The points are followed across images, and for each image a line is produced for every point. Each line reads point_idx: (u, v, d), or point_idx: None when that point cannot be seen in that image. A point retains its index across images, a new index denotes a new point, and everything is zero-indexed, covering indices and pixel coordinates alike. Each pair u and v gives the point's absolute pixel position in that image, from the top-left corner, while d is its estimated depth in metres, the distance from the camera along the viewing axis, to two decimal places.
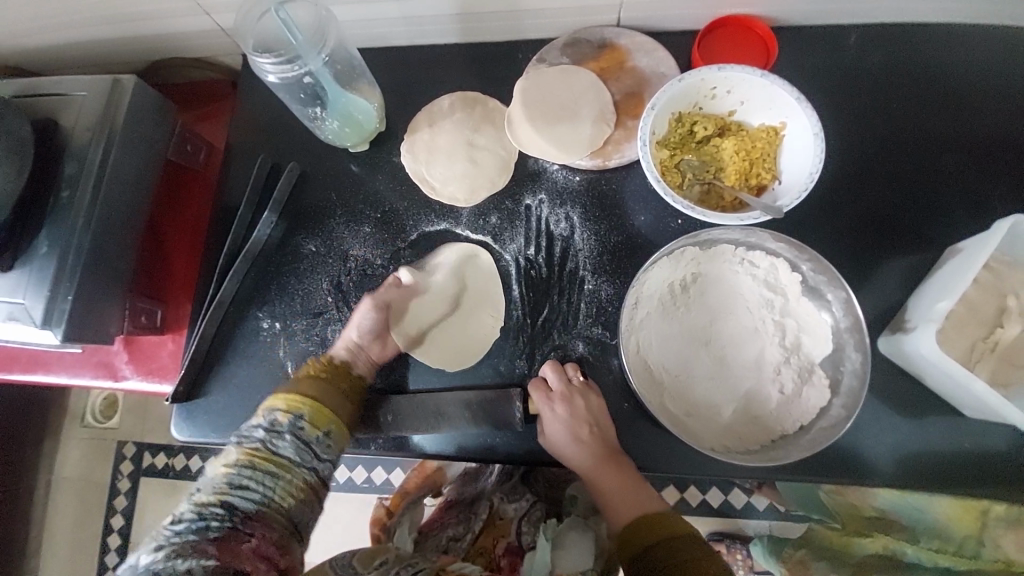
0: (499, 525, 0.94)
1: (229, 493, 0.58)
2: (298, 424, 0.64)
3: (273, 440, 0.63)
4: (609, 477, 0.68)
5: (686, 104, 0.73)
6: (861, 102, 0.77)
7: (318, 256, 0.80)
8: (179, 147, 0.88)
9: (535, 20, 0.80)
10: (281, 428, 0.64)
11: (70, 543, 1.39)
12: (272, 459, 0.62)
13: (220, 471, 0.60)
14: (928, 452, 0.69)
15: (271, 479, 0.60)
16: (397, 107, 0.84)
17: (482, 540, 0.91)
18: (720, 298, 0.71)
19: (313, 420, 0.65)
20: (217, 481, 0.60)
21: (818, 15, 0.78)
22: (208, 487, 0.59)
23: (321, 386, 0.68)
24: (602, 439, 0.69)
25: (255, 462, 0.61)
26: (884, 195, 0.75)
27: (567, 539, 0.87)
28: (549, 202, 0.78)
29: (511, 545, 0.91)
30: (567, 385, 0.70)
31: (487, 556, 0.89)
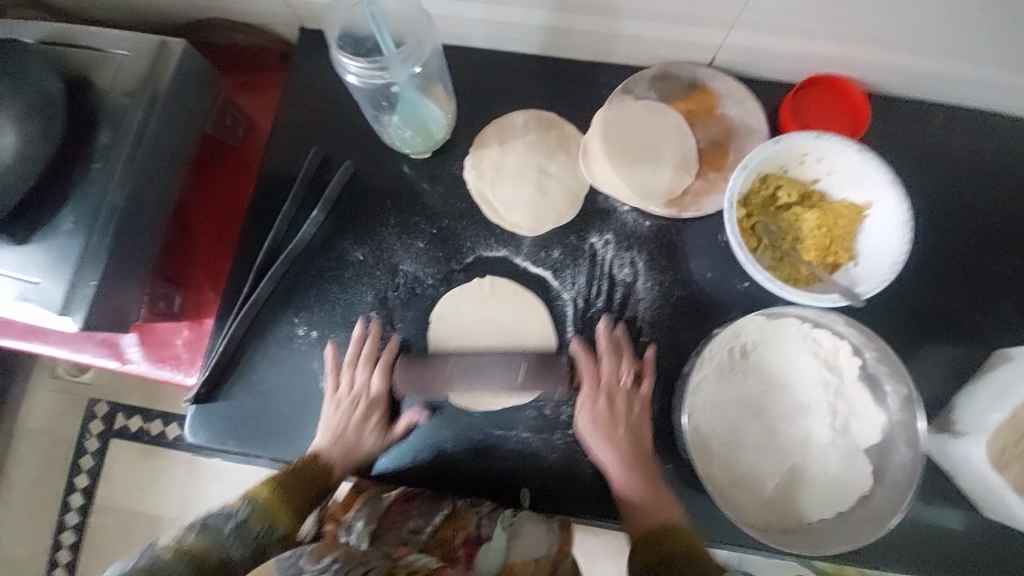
0: (460, 515, 0.69)
1: (154, 573, 0.53)
2: (243, 513, 0.62)
3: (217, 527, 0.60)
4: (633, 477, 0.66)
5: (774, 167, 0.70)
6: (940, 187, 0.76)
7: (364, 267, 0.75)
8: (219, 119, 0.80)
9: (627, 47, 0.75)
10: (222, 523, 0.60)
11: (27, 497, 1.31)
12: (215, 554, 0.57)
13: (168, 548, 0.56)
14: (946, 546, 0.71)
15: (194, 572, 0.55)
16: (466, 116, 0.79)
17: (441, 531, 0.67)
18: (777, 371, 0.70)
19: (261, 515, 0.62)
20: (155, 555, 0.55)
21: (915, 91, 0.75)
22: (155, 555, 0.55)
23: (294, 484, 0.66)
24: (637, 440, 0.69)
25: (192, 555, 0.56)
26: (948, 287, 0.74)
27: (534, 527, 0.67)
28: (616, 244, 0.75)
29: (471, 538, 0.67)
30: (613, 380, 0.71)
31: (444, 549, 0.66)
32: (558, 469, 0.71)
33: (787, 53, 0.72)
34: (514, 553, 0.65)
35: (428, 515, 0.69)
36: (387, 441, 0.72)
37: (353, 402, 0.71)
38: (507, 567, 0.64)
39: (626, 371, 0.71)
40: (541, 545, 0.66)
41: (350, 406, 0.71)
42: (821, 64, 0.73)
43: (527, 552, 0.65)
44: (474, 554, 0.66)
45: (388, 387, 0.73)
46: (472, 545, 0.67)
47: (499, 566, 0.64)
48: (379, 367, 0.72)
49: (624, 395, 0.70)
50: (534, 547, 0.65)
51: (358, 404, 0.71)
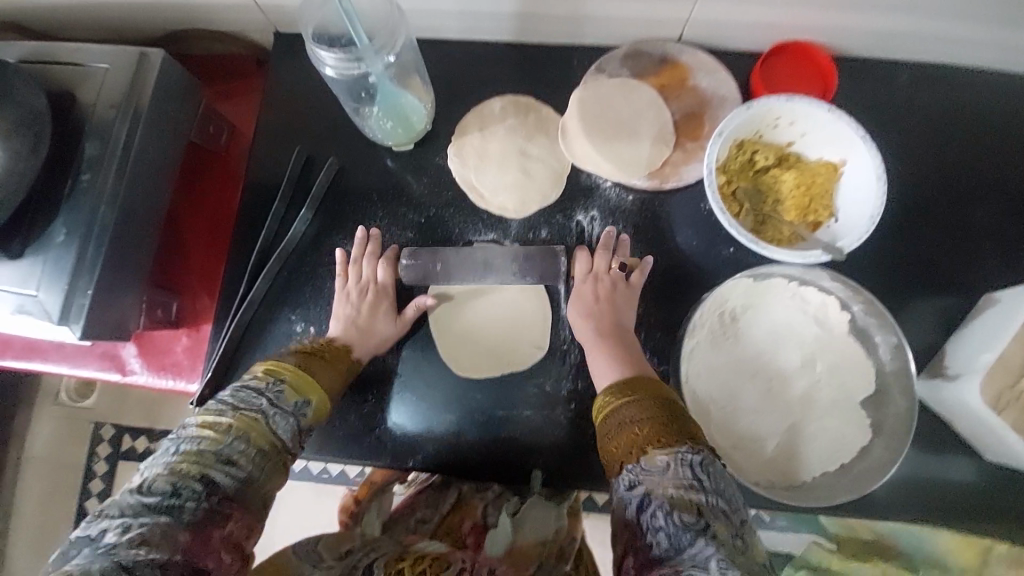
0: (466, 506, 0.77)
1: (203, 451, 0.50)
2: (271, 423, 0.55)
3: (254, 405, 0.55)
4: (613, 348, 0.67)
5: (749, 132, 0.72)
6: (911, 142, 0.78)
7: (356, 259, 0.77)
8: (203, 127, 0.81)
9: (598, 28, 0.77)
10: (258, 398, 0.56)
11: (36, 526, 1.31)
12: (255, 428, 0.54)
13: (203, 422, 0.53)
14: (947, 492, 0.72)
15: (238, 443, 0.52)
16: (446, 106, 0.80)
17: (450, 519, 0.75)
18: (770, 332, 0.71)
19: (302, 394, 0.60)
20: (196, 441, 0.51)
21: (879, 51, 0.78)
22: (196, 437, 0.52)
23: (320, 370, 0.64)
24: (616, 315, 0.70)
25: (240, 429, 0.53)
26: (927, 238, 0.76)
27: (538, 512, 0.71)
28: (601, 220, 0.76)
29: (478, 525, 0.74)
30: (603, 267, 0.72)
31: (453, 537, 0.73)
32: (562, 445, 0.72)
33: (752, 22, 0.74)
34: (520, 536, 0.68)
35: (435, 505, 0.78)
36: (403, 325, 0.74)
37: (363, 292, 0.74)
38: (512, 548, 0.67)
39: (618, 261, 0.73)
40: (544, 528, 0.69)
41: (358, 294, 0.73)
42: (787, 30, 0.75)
43: (533, 535, 0.68)
44: (482, 539, 0.71)
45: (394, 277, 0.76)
46: (479, 530, 0.73)
47: (506, 547, 0.68)
48: (385, 261, 0.75)
49: (613, 279, 0.72)
50: (542, 530, 0.69)
51: (365, 292, 0.74)
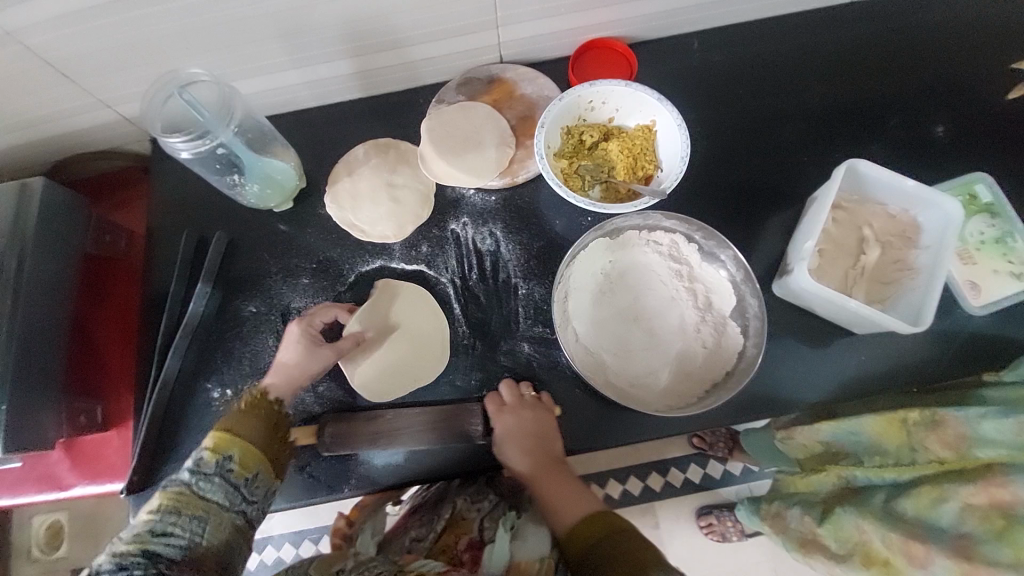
0: (462, 523, 0.85)
1: (150, 532, 0.56)
2: (199, 520, 0.58)
3: (195, 481, 0.60)
4: (557, 484, 0.74)
5: (571, 119, 0.83)
6: (715, 93, 0.91)
7: (260, 316, 0.82)
8: (98, 238, 0.88)
9: (427, 68, 0.89)
10: (199, 472, 0.61)
11: None
12: (198, 503, 0.59)
13: (152, 507, 0.58)
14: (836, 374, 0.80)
15: (184, 518, 0.58)
16: (315, 164, 0.89)
17: (445, 537, 0.82)
18: (636, 277, 0.79)
19: (241, 460, 0.63)
20: (137, 525, 0.57)
21: (664, 30, 0.92)
22: (142, 517, 0.57)
23: (252, 426, 0.66)
24: (546, 447, 0.75)
25: (179, 506, 0.58)
26: (751, 165, 0.88)
27: (532, 532, 0.80)
28: (472, 223, 0.85)
29: (474, 540, 0.82)
30: (517, 399, 0.75)
31: (449, 553, 0.80)
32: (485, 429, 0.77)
33: (550, 33, 0.87)
34: (517, 555, 0.77)
35: (430, 526, 0.85)
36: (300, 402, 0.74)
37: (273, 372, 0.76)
38: (510, 565, 0.76)
39: (526, 387, 0.76)
40: (539, 548, 0.78)
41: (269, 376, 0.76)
42: (582, 31, 0.89)
43: (528, 553, 0.77)
44: (478, 555, 0.79)
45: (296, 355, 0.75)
46: (474, 547, 0.81)
47: (505, 563, 0.76)
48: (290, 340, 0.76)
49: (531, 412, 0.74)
50: (537, 548, 0.78)
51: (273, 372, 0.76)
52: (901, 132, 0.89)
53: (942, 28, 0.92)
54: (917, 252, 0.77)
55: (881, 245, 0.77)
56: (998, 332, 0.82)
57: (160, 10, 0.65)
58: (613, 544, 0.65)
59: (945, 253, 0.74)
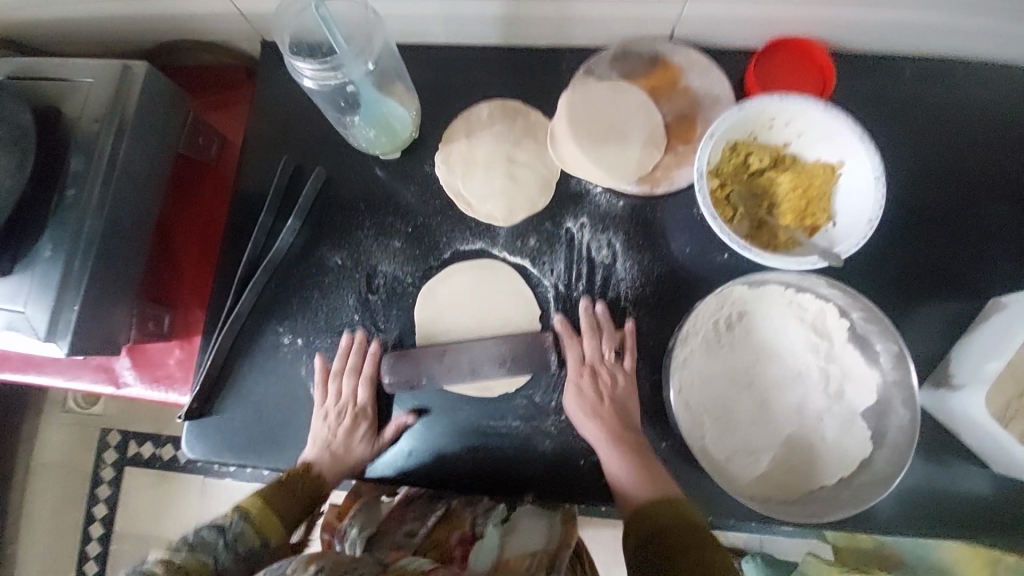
0: (455, 519, 0.67)
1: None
2: (238, 527, 0.58)
3: (206, 547, 0.55)
4: (626, 453, 0.64)
5: (743, 134, 0.70)
6: (917, 140, 0.75)
7: (344, 270, 0.75)
8: (191, 139, 0.81)
9: (585, 29, 0.76)
10: (213, 539, 0.55)
11: (44, 532, 1.31)
12: (205, 572, 0.52)
13: (225, 515, 0.59)
14: (956, 505, 0.70)
15: (223, 531, 0.57)
16: (432, 114, 0.79)
17: (436, 532, 0.65)
18: (765, 339, 0.69)
19: (258, 528, 0.59)
20: (144, 574, 0.49)
21: (879, 46, 0.75)
22: (144, 571, 0.50)
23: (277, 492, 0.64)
24: (619, 411, 0.67)
25: (187, 570, 0.51)
26: (934, 240, 0.73)
27: (528, 524, 0.66)
28: (591, 226, 0.75)
29: (466, 536, 0.65)
30: (597, 356, 0.70)
31: (440, 551, 0.63)
32: (556, 458, 0.70)
33: (744, 19, 0.71)
34: (507, 550, 0.62)
35: (422, 519, 0.67)
36: (376, 447, 0.71)
37: (341, 412, 0.71)
38: (498, 565, 0.60)
39: (606, 343, 0.70)
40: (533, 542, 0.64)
41: (336, 416, 0.70)
42: (782, 26, 0.73)
43: (520, 547, 0.63)
44: (469, 551, 0.62)
45: (374, 396, 0.72)
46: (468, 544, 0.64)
47: (491, 562, 0.60)
48: (365, 378, 0.71)
49: (608, 368, 0.69)
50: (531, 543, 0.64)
51: (343, 414, 0.70)
52: None
53: None
54: None
55: None
56: None
57: None
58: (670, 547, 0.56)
59: None
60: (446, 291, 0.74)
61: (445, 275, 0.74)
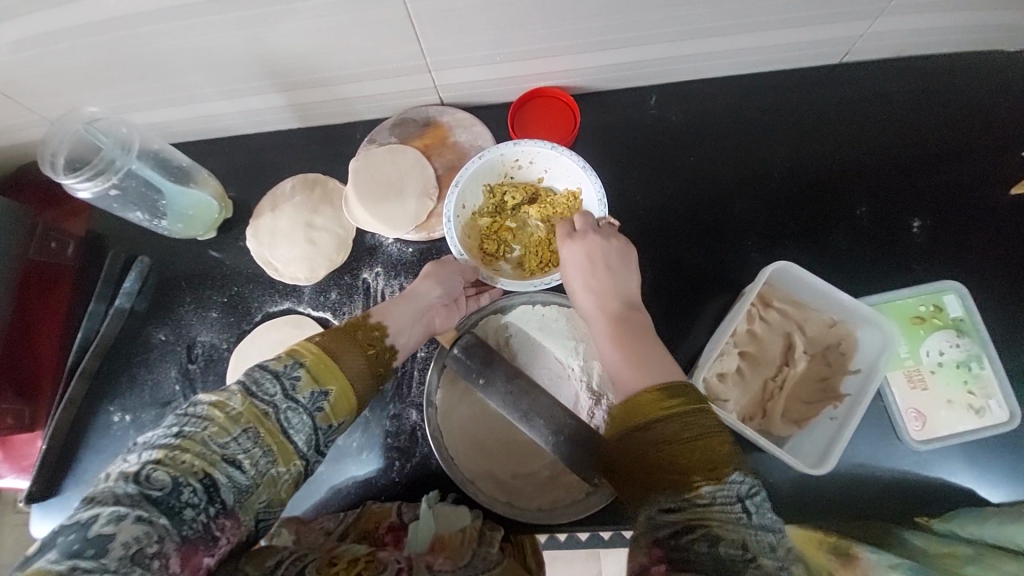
0: (379, 510, 0.72)
1: (208, 441, 0.48)
2: (295, 375, 0.55)
3: (266, 396, 0.53)
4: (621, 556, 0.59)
5: (495, 176, 0.77)
6: (666, 156, 0.83)
7: (167, 345, 0.82)
8: (41, 245, 0.90)
9: (363, 105, 0.86)
10: (272, 385, 0.53)
11: None
12: (264, 424, 0.52)
13: (279, 358, 0.56)
14: None
15: (279, 376, 0.54)
16: (246, 195, 0.89)
17: (362, 522, 0.69)
18: (532, 353, 0.77)
19: (338, 395, 0.56)
20: (205, 423, 0.49)
21: (621, 82, 0.84)
22: (204, 417, 0.49)
23: (352, 354, 0.60)
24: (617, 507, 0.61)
25: (244, 425, 0.50)
26: (691, 245, 0.81)
27: (455, 510, 0.71)
28: (384, 274, 0.83)
29: (395, 524, 0.70)
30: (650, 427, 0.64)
31: (368, 539, 0.67)
32: (373, 488, 0.77)
33: (488, 80, 0.82)
34: (441, 527, 0.68)
35: (340, 519, 0.71)
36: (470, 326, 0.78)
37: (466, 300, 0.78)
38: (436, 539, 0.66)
39: None
40: (464, 518, 0.70)
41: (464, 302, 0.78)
42: (524, 80, 0.83)
43: (452, 526, 0.68)
44: (401, 535, 0.68)
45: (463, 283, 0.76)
46: (397, 530, 0.69)
47: (428, 542, 0.66)
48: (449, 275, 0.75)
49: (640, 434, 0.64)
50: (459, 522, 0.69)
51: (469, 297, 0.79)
52: (870, 223, 0.79)
53: (942, 104, 0.80)
54: (848, 376, 0.70)
55: (808, 358, 0.71)
56: (946, 471, 0.71)
57: (85, 43, 0.68)
58: (667, 430, 0.47)
59: (878, 378, 0.67)
60: (256, 349, 0.80)
61: (255, 336, 0.81)
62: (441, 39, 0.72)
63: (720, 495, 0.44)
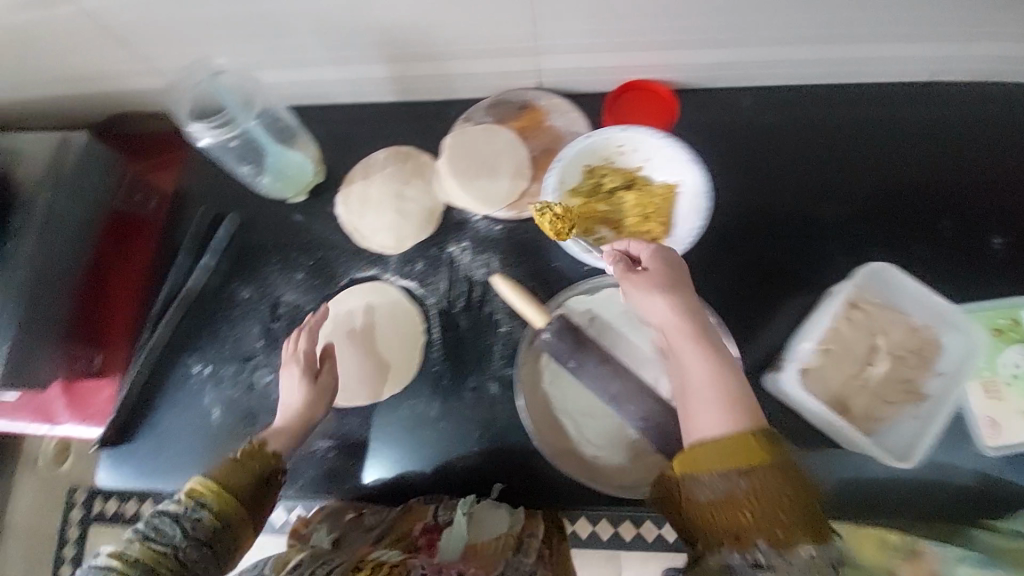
0: (418, 508, 0.73)
1: (133, 572, 0.55)
2: (196, 516, 0.60)
3: (163, 538, 0.58)
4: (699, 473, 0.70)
5: (597, 159, 0.81)
6: (756, 156, 0.85)
7: (250, 303, 0.83)
8: (126, 195, 0.92)
9: (461, 84, 0.88)
10: (170, 528, 0.58)
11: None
12: (161, 562, 0.57)
13: (180, 500, 0.61)
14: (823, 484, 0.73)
15: (180, 518, 0.59)
16: (336, 162, 0.91)
17: (398, 524, 0.71)
18: (616, 334, 0.76)
19: (213, 513, 0.60)
20: (111, 566, 0.56)
21: (716, 82, 0.87)
22: (111, 565, 0.56)
23: (236, 473, 0.64)
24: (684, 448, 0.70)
25: (144, 564, 0.56)
26: (776, 243, 0.82)
27: (492, 513, 0.72)
28: (471, 249, 0.84)
29: (431, 527, 0.71)
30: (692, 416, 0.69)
31: (404, 543, 0.69)
32: (447, 457, 0.77)
33: (590, 67, 0.84)
34: (476, 537, 0.69)
35: (383, 516, 0.74)
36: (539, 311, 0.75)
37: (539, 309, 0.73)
38: (470, 548, 0.68)
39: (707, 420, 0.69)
40: (499, 526, 0.71)
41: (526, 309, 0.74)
42: (623, 70, 0.85)
43: (490, 532, 0.70)
44: (435, 540, 0.69)
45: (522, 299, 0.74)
46: (432, 532, 0.70)
47: (461, 549, 0.68)
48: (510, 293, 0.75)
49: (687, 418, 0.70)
50: (495, 526, 0.70)
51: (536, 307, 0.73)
52: (952, 236, 0.81)
53: None
54: (931, 378, 0.72)
55: (892, 358, 0.73)
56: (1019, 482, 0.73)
57: None
58: (762, 482, 0.48)
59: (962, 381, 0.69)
60: (343, 309, 0.82)
61: (342, 297, 0.83)
62: (559, 21, 0.75)
63: (818, 557, 0.46)
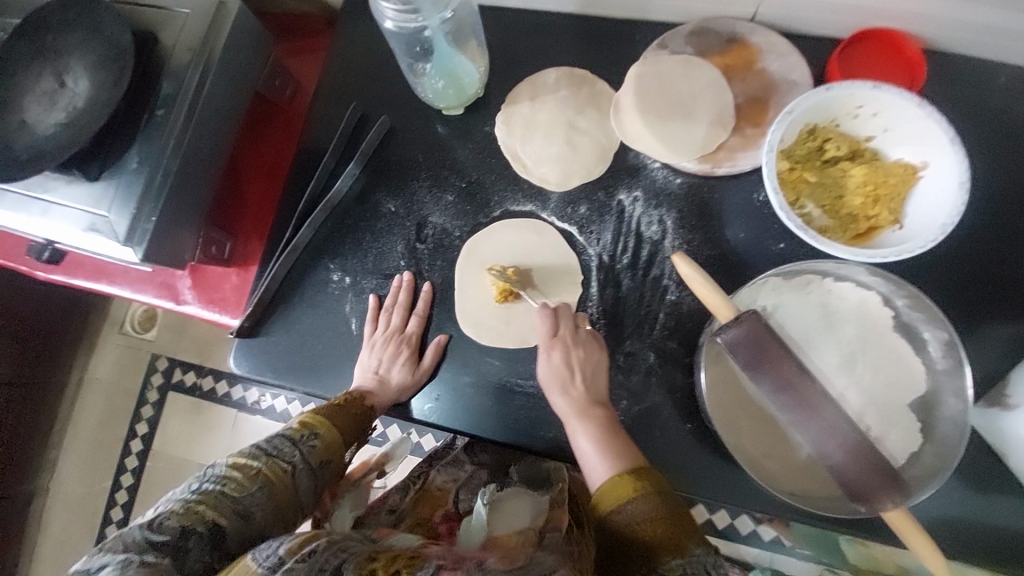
0: (438, 494, 0.74)
1: (221, 496, 0.53)
2: (310, 444, 0.61)
3: (285, 458, 0.59)
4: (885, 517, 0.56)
5: (823, 119, 0.67)
6: (1015, 146, 0.69)
7: (396, 218, 0.78)
8: (269, 81, 0.87)
9: (664, 2, 0.74)
10: (289, 448, 0.59)
11: (86, 441, 1.36)
12: (279, 485, 0.57)
13: (294, 428, 0.62)
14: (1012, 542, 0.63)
15: (296, 444, 0.60)
16: (500, 75, 0.80)
17: (419, 509, 0.72)
18: (807, 327, 0.65)
19: (324, 449, 0.62)
20: (225, 481, 0.54)
21: (986, 46, 0.69)
22: (221, 478, 0.55)
23: (342, 415, 0.66)
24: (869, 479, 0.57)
25: (263, 479, 0.56)
26: (1019, 256, 0.68)
27: (518, 501, 0.65)
28: (644, 201, 0.74)
29: (451, 513, 0.72)
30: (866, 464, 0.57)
31: (425, 527, 0.70)
32: None
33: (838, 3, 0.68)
34: (498, 528, 0.62)
35: (403, 497, 0.75)
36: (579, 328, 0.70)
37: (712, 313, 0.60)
38: (491, 540, 0.60)
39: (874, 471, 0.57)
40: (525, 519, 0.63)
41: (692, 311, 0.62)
42: (876, 12, 0.68)
43: (511, 527, 0.62)
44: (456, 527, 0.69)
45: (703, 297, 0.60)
46: (452, 520, 0.71)
47: (482, 540, 0.60)
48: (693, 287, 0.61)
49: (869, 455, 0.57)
50: (521, 522, 0.62)
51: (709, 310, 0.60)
52: None
53: None
54: None
55: None
56: None
57: None
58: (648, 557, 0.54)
59: None
60: (493, 244, 0.76)
61: (495, 230, 0.76)
62: None
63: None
